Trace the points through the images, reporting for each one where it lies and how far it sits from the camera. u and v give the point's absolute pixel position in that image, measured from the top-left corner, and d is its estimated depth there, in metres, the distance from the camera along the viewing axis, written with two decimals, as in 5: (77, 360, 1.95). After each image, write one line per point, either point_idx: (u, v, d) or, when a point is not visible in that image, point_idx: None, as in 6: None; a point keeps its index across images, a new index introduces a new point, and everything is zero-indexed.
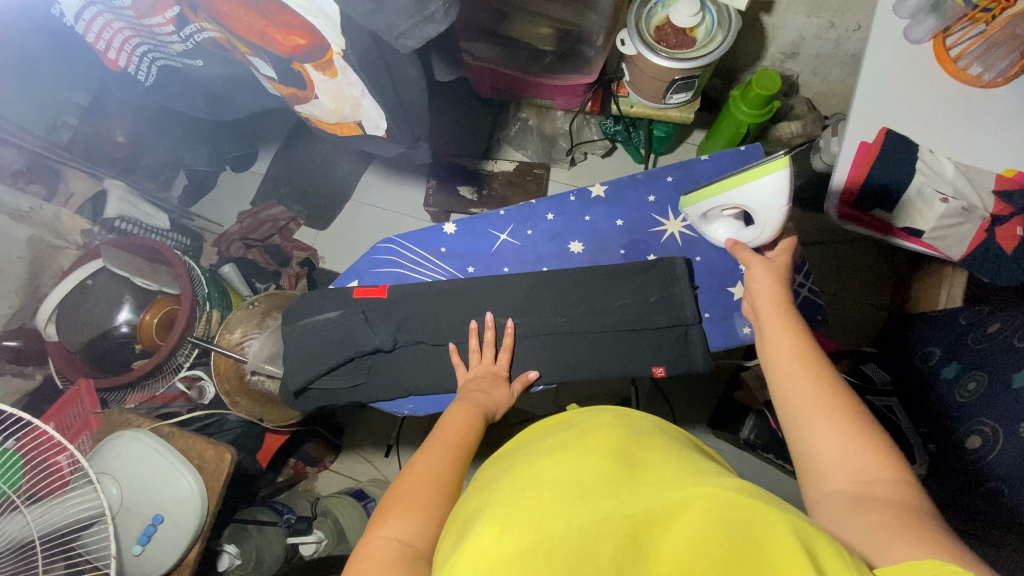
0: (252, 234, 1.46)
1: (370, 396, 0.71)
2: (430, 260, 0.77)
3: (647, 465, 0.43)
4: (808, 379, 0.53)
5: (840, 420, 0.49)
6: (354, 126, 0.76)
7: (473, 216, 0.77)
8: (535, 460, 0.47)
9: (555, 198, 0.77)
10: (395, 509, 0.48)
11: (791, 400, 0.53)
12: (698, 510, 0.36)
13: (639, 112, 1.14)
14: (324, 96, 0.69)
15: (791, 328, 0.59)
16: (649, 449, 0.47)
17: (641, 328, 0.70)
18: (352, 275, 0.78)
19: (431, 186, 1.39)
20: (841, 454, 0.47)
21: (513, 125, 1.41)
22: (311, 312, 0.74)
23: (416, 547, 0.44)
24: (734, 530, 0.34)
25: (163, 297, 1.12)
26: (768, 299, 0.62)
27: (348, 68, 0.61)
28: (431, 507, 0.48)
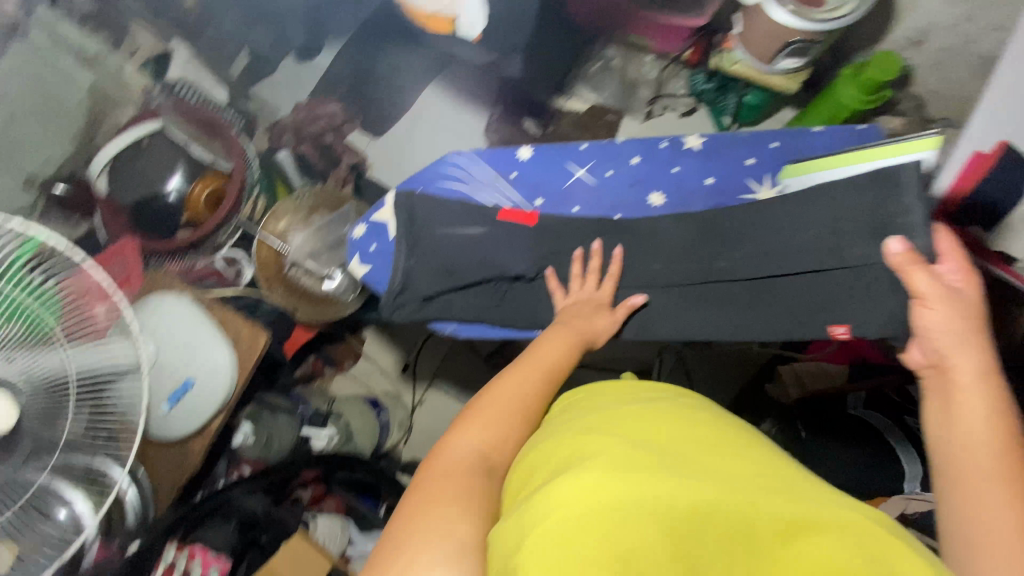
0: (306, 128, 1.42)
1: (501, 321, 0.71)
2: (499, 184, 0.73)
3: (746, 465, 0.44)
4: (1007, 480, 0.45)
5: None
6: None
7: (554, 145, 0.72)
8: (639, 422, 0.49)
9: (646, 143, 0.72)
10: (472, 416, 0.50)
11: (968, 497, 0.46)
12: (813, 527, 0.36)
13: (739, 72, 1.05)
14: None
15: (999, 415, 0.49)
16: (733, 447, 0.47)
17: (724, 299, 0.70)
18: (416, 182, 0.74)
19: (496, 112, 1.34)
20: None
21: (595, 62, 1.28)
22: (451, 223, 0.71)
23: (488, 460, 0.47)
24: (864, 560, 0.34)
25: (213, 171, 1.09)
26: (965, 359, 0.53)
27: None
28: (510, 425, 0.50)
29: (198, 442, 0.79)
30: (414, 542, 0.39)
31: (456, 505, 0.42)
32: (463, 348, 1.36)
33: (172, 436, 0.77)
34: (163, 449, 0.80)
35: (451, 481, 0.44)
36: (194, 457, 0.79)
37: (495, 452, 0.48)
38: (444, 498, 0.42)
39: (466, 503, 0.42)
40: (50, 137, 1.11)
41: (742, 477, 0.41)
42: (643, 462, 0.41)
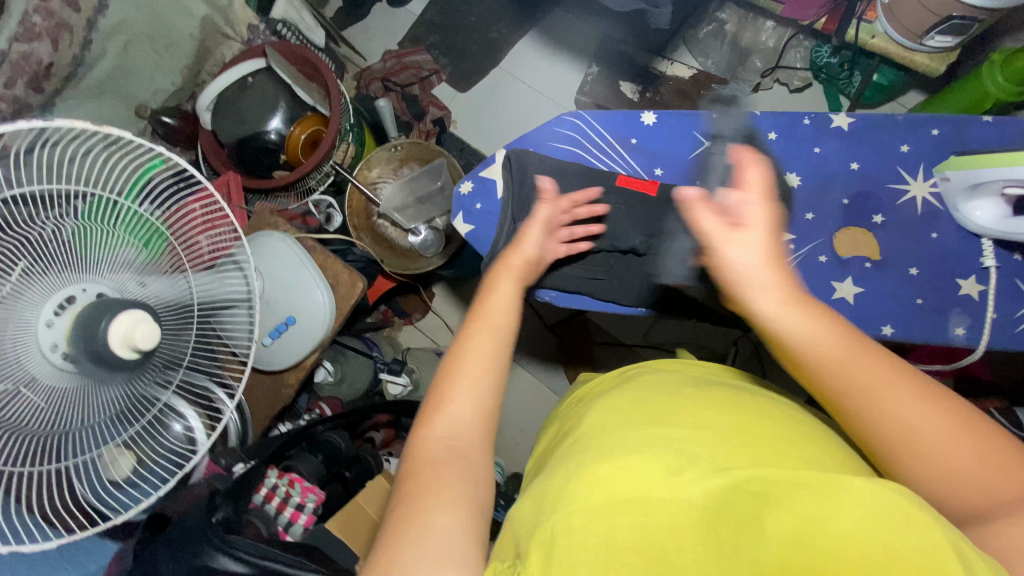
0: (394, 77, 1.42)
1: (604, 295, 0.69)
2: (617, 149, 0.70)
3: (796, 454, 0.43)
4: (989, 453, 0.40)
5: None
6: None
7: (679, 112, 0.69)
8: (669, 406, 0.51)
9: (785, 117, 0.66)
10: (457, 378, 0.47)
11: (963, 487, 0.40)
12: (846, 511, 0.36)
13: (878, 47, 0.95)
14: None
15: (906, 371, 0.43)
16: (793, 432, 0.47)
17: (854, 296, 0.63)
18: (526, 143, 0.71)
19: (591, 73, 1.29)
20: None
21: (705, 26, 1.23)
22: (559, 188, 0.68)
23: (466, 441, 0.46)
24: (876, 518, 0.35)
25: (313, 114, 1.11)
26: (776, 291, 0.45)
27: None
28: (488, 393, 0.48)
29: (292, 376, 0.83)
30: (420, 519, 0.40)
31: (453, 501, 0.42)
32: (531, 314, 1.36)
33: (271, 367, 0.81)
34: (259, 379, 0.84)
35: (450, 479, 0.43)
36: (287, 390, 0.83)
37: (475, 428, 0.46)
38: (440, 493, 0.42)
39: (465, 494, 0.42)
40: (161, 67, 1.14)
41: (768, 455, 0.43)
42: (671, 452, 0.43)
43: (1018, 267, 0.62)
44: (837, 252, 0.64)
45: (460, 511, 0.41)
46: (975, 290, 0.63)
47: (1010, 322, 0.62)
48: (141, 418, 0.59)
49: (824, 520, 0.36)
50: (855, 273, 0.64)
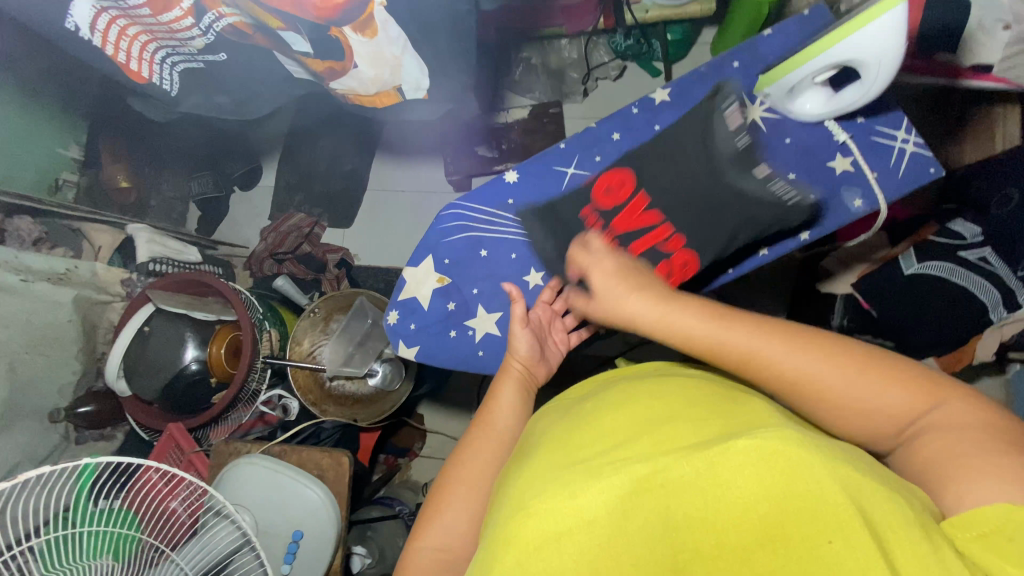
0: (280, 249, 1.44)
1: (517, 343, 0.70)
2: (500, 216, 0.71)
3: (692, 414, 0.40)
4: (791, 346, 0.45)
5: (865, 373, 0.43)
6: (395, 95, 0.72)
7: (534, 158, 0.72)
8: (572, 432, 0.44)
9: (618, 116, 0.71)
10: (450, 495, 0.51)
11: (788, 390, 0.45)
12: (732, 469, 0.32)
13: (656, 16, 1.06)
14: (364, 64, 0.65)
15: (684, 308, 0.49)
16: (681, 392, 0.45)
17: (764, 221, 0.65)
18: (423, 251, 0.72)
19: (449, 154, 1.37)
20: (873, 413, 0.42)
21: (517, 68, 1.34)
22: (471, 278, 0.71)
23: (460, 551, 0.48)
24: (776, 489, 0.30)
25: (223, 325, 1.10)
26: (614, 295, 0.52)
27: (389, 21, 0.60)
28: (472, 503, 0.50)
29: None
30: None
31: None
32: None
33: None
34: None
35: None
36: None
37: (468, 539, 0.48)
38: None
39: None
40: (55, 364, 1.08)
41: (673, 437, 0.37)
42: (587, 464, 0.37)
43: (868, 126, 0.65)
44: None
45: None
46: (846, 164, 0.65)
47: (892, 173, 0.65)
48: None
49: (723, 483, 0.31)
50: None
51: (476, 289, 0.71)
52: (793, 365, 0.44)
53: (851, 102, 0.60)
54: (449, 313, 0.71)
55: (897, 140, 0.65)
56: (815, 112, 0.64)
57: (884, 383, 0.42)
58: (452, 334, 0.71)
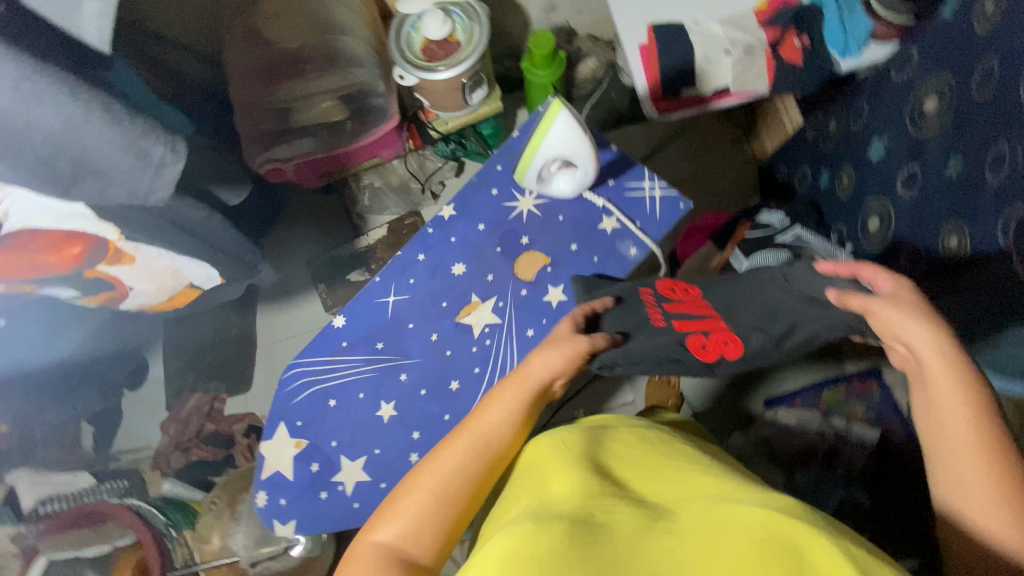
0: (185, 436, 1.40)
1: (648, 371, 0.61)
2: (339, 362, 0.72)
3: (691, 481, 0.49)
4: (968, 414, 0.48)
5: (998, 471, 0.46)
6: (190, 291, 0.92)
7: (354, 297, 0.74)
8: (616, 472, 0.51)
9: (417, 239, 0.75)
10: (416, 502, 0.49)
11: (935, 448, 0.49)
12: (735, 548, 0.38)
13: (457, 124, 1.16)
14: (139, 282, 0.83)
15: (940, 341, 0.50)
16: (691, 466, 0.51)
17: (563, 292, 0.71)
18: (275, 420, 0.72)
19: (322, 289, 1.40)
20: (978, 505, 0.46)
21: (363, 194, 1.43)
22: (327, 433, 0.71)
23: (417, 545, 0.49)
24: (772, 556, 0.37)
25: (122, 551, 0.99)
26: (884, 310, 0.53)
27: (139, 246, 0.76)
28: (432, 520, 0.49)
29: None
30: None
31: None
32: None
33: None
34: None
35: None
36: None
37: (427, 544, 0.49)
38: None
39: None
40: None
41: (683, 514, 0.43)
42: (592, 499, 0.44)
43: (619, 186, 0.73)
44: (528, 280, 0.72)
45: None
46: (614, 222, 0.72)
47: (650, 219, 0.72)
48: None
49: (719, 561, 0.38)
50: (550, 280, 0.72)
51: (334, 441, 0.70)
52: (960, 424, 0.47)
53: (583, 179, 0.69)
54: (315, 475, 0.70)
55: (646, 188, 0.73)
56: (568, 194, 0.71)
57: (989, 482, 0.45)
58: (323, 495, 0.70)
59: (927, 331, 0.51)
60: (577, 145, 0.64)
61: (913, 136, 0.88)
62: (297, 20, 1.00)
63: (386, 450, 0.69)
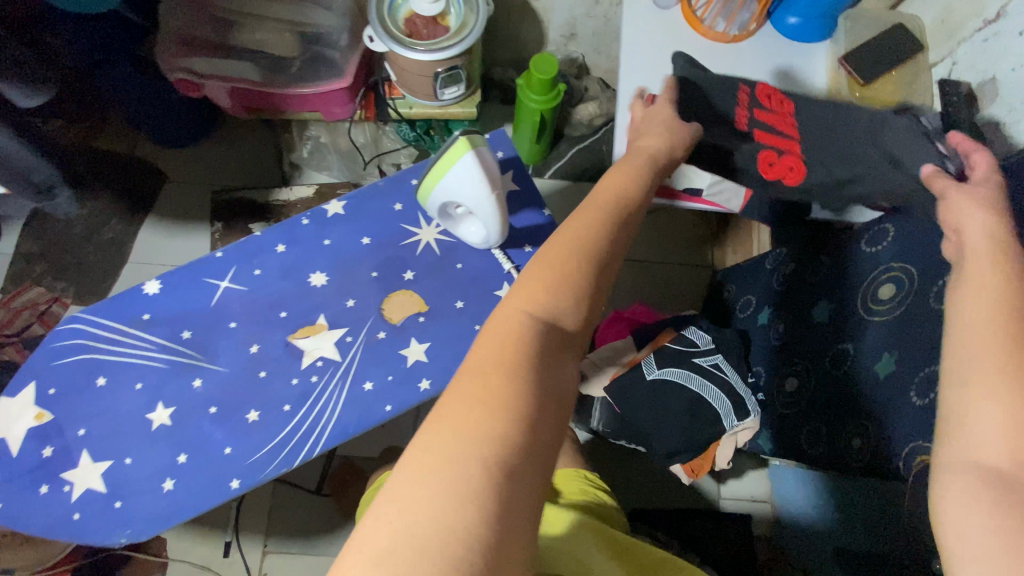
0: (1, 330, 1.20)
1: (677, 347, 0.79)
2: (131, 334, 0.58)
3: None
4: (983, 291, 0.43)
5: (1022, 355, 0.39)
6: None
7: (181, 266, 0.60)
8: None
9: (284, 227, 0.62)
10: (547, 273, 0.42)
11: (953, 318, 0.43)
12: None
13: (421, 113, 1.03)
14: None
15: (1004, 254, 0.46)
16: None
17: (425, 352, 0.58)
18: (26, 377, 0.57)
19: (218, 228, 1.27)
20: (982, 379, 0.40)
21: (304, 145, 1.29)
22: (78, 416, 0.56)
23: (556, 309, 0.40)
24: None
25: None
26: (987, 230, 0.49)
27: None
28: (561, 286, 0.41)
29: None
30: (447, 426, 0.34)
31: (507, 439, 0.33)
32: (286, 493, 1.15)
33: None
34: None
35: (486, 374, 0.36)
36: None
37: (569, 313, 0.41)
38: (440, 466, 0.32)
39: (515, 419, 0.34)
40: None
41: None
42: None
43: (534, 256, 0.61)
44: (392, 322, 0.59)
45: (481, 442, 0.33)
46: None
47: None
48: None
49: None
50: (416, 332, 0.59)
51: (81, 429, 0.55)
52: (981, 296, 0.43)
53: (489, 238, 0.57)
54: (42, 462, 0.54)
55: None
56: (475, 245, 0.60)
57: (1001, 358, 0.40)
58: (42, 491, 0.54)
59: (994, 253, 0.47)
60: (475, 204, 0.52)
61: (860, 314, 0.81)
62: None
63: (142, 463, 0.55)
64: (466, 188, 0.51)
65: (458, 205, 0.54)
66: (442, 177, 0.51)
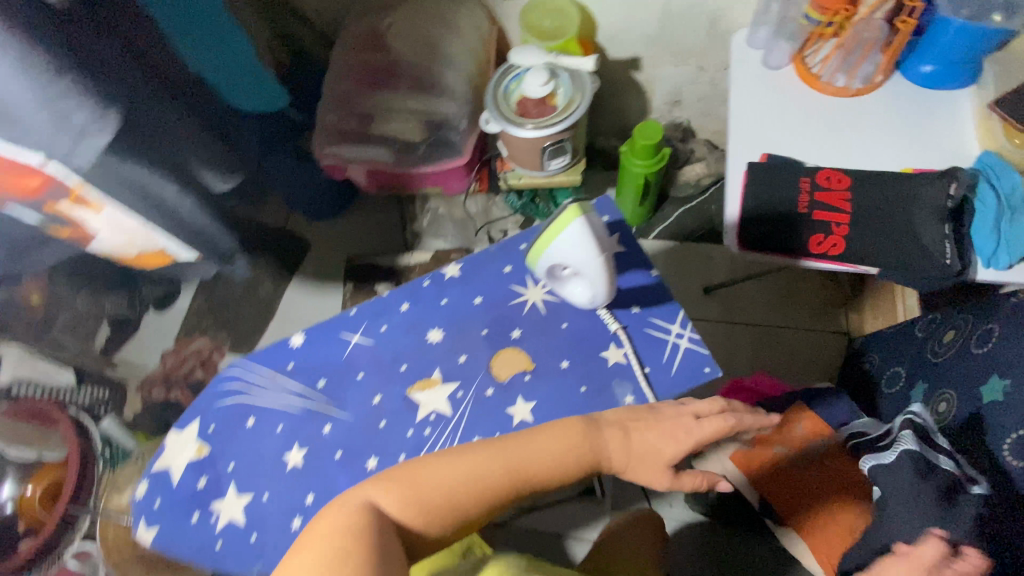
0: (175, 373, 1.47)
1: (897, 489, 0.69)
2: (275, 380, 0.66)
3: None
4: None
5: None
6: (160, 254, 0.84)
7: (322, 321, 0.68)
8: None
9: (407, 287, 0.68)
10: (442, 464, 0.51)
11: None
12: None
13: (529, 183, 1.10)
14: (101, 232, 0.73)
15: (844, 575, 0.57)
16: None
17: (530, 410, 0.59)
18: (193, 414, 0.67)
19: (350, 289, 1.43)
20: None
21: (424, 216, 1.44)
22: (230, 451, 0.64)
23: (428, 511, 0.50)
24: None
25: (47, 465, 1.02)
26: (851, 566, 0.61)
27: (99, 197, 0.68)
28: (453, 488, 0.50)
29: None
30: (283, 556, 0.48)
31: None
32: None
33: None
34: None
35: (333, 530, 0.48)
36: None
37: (421, 514, 0.50)
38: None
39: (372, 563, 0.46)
40: None
41: None
42: None
43: (642, 317, 0.62)
44: (500, 380, 0.62)
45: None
46: (620, 355, 0.61)
47: (663, 370, 0.59)
48: None
49: None
50: (522, 390, 0.61)
51: (232, 464, 0.63)
52: None
53: (597, 297, 0.58)
54: (198, 491, 0.63)
55: (673, 333, 0.61)
56: (581, 303, 0.61)
57: None
58: (193, 519, 0.62)
59: None
60: (582, 266, 0.54)
61: None
62: (413, 37, 1.00)
63: (277, 500, 0.61)
64: (574, 252, 0.53)
65: (565, 269, 0.56)
66: (551, 242, 0.54)
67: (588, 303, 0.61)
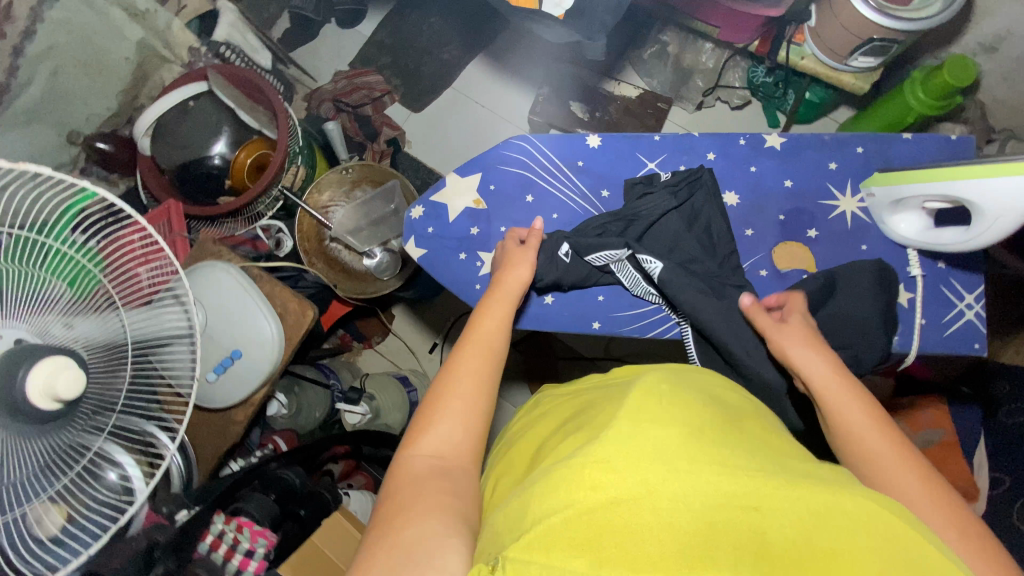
0: (346, 98, 1.36)
1: None
2: (566, 171, 0.78)
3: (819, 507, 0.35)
4: (909, 468, 0.47)
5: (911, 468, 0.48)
6: None
7: (626, 138, 0.79)
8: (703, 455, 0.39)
9: (722, 141, 0.79)
10: (445, 404, 0.52)
11: (865, 470, 0.49)
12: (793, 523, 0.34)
13: (808, 68, 1.00)
14: None
15: (899, 447, 0.49)
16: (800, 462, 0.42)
17: None
18: (480, 166, 0.79)
19: (542, 93, 1.36)
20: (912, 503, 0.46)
21: (650, 47, 1.30)
22: (513, 214, 0.78)
23: (456, 450, 0.50)
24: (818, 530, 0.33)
25: (260, 138, 1.08)
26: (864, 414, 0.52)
27: None
28: (466, 406, 0.53)
29: (241, 412, 0.81)
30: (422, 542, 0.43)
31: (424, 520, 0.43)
32: None
33: (216, 405, 0.80)
34: (205, 417, 0.82)
35: (422, 503, 0.44)
36: (235, 426, 0.81)
37: (466, 445, 0.51)
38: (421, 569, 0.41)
39: (460, 532, 0.42)
40: (92, 91, 1.12)
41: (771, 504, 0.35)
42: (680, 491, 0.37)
43: (944, 274, 0.75)
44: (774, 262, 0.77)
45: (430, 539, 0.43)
46: (907, 297, 0.75)
47: (940, 324, 0.75)
48: (69, 470, 0.52)
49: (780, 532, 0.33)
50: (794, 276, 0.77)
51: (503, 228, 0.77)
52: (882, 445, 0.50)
53: (946, 239, 0.67)
54: (471, 234, 0.77)
55: (963, 302, 0.75)
56: (912, 233, 0.73)
57: (920, 482, 0.46)
58: (461, 255, 0.77)
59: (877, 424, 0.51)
60: (996, 216, 0.58)
61: None
62: None
63: None
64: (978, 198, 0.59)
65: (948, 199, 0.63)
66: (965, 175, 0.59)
67: (926, 237, 0.71)
